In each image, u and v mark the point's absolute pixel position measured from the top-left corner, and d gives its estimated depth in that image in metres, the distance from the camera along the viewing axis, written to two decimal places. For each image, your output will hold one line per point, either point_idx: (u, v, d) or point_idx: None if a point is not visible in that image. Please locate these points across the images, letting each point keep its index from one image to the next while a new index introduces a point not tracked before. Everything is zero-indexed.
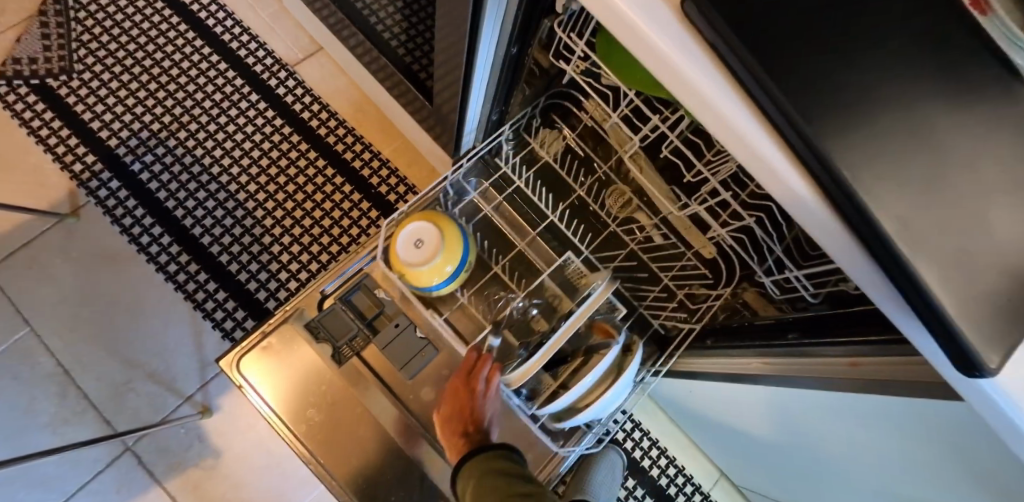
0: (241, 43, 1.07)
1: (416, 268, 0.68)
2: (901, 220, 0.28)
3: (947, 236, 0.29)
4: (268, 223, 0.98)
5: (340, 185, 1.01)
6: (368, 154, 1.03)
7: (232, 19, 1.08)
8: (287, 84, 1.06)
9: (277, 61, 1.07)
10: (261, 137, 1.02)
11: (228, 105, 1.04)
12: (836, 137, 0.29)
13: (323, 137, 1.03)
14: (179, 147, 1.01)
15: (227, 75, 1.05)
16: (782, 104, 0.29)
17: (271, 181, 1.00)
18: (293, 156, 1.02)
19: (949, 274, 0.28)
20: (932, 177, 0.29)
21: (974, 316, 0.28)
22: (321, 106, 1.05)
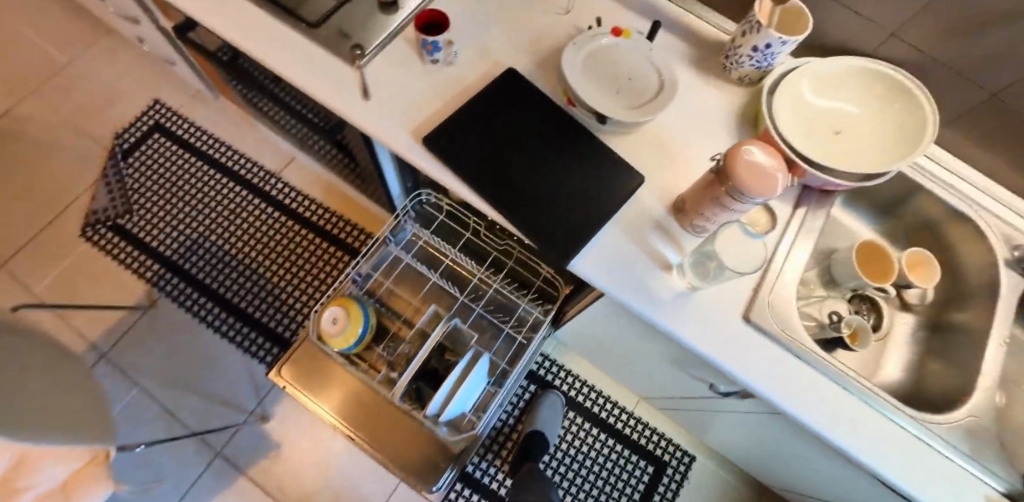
0: (240, 164, 1.53)
1: (340, 332, 1.06)
2: (526, 215, 0.71)
3: (547, 218, 0.71)
4: (282, 284, 1.41)
5: (325, 246, 1.44)
6: (341, 221, 1.47)
7: (231, 150, 1.54)
8: (276, 185, 1.50)
9: (267, 171, 1.52)
10: (266, 226, 1.46)
11: (240, 209, 1.48)
12: (495, 188, 0.72)
13: (308, 216, 1.47)
14: (213, 246, 1.45)
15: (235, 188, 1.50)
16: (472, 177, 0.72)
17: (279, 254, 1.44)
18: (290, 234, 1.45)
19: (548, 234, 0.70)
20: (540, 195, 0.72)
21: (558, 247, 0.70)
22: (303, 195, 1.49)
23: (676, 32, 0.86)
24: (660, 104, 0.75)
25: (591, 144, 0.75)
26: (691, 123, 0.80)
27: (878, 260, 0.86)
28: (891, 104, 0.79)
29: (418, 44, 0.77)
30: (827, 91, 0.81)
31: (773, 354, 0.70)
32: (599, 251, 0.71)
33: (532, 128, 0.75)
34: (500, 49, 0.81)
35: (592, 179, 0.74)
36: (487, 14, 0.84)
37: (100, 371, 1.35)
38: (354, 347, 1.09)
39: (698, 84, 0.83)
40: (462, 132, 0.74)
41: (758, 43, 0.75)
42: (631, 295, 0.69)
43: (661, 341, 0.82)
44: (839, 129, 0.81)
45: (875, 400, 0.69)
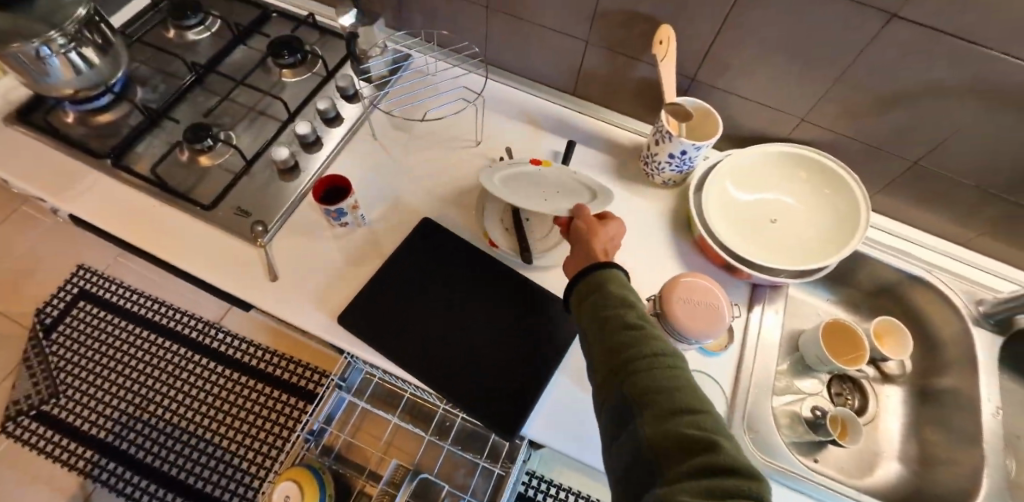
0: (176, 319, 1.43)
1: None
2: (464, 386, 0.63)
3: (486, 385, 0.64)
4: (234, 446, 1.28)
5: (277, 395, 1.33)
6: (291, 363, 1.37)
7: (166, 306, 1.45)
8: (217, 336, 1.41)
9: (205, 322, 1.43)
10: (210, 383, 1.35)
11: (179, 369, 1.37)
12: (423, 361, 0.64)
13: (255, 365, 1.37)
14: (152, 417, 1.32)
15: (173, 347, 1.40)
16: (396, 353, 0.64)
17: (226, 413, 1.31)
18: (237, 388, 1.34)
19: (489, 405, 0.62)
20: (474, 359, 0.65)
21: (503, 419, 0.62)
22: (247, 342, 1.40)
23: (592, 144, 0.84)
24: None
25: (522, 286, 0.70)
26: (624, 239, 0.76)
27: (851, 343, 0.83)
28: (819, 188, 0.77)
29: (321, 211, 0.72)
30: (753, 182, 0.79)
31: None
32: (547, 416, 0.64)
33: (456, 282, 0.70)
34: (412, 198, 0.77)
35: (529, 328, 0.68)
36: (394, 161, 0.80)
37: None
38: None
39: (623, 195, 0.80)
40: (380, 301, 0.68)
41: (673, 150, 0.73)
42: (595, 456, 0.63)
43: None
44: (775, 218, 0.78)
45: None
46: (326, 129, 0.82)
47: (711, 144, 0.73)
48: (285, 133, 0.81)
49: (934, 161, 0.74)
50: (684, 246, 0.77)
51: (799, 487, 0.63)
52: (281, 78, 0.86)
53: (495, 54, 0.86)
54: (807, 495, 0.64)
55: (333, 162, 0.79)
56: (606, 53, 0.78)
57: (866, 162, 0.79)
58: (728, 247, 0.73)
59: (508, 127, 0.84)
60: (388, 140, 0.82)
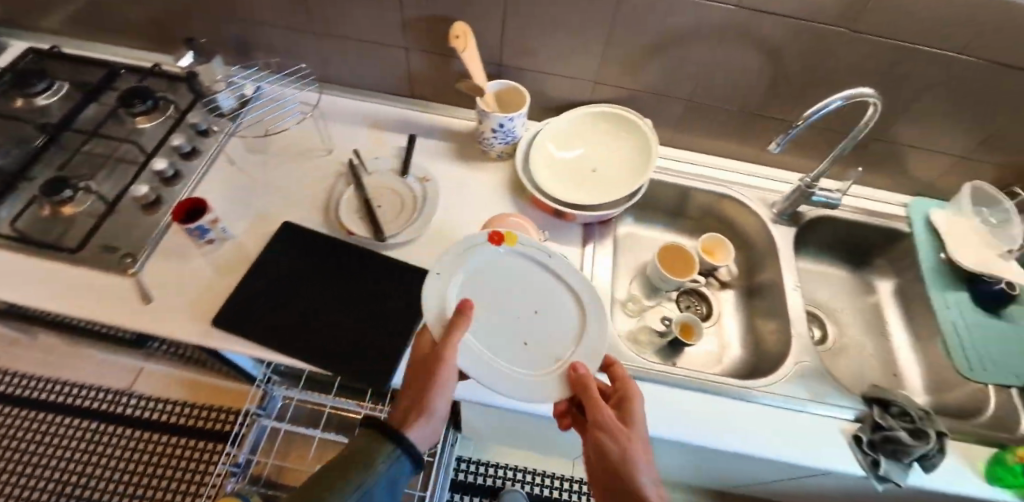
0: (84, 395, 1.39)
1: None
2: (335, 354, 0.71)
3: (355, 349, 0.71)
4: None
5: (203, 445, 1.32)
6: (214, 411, 1.37)
7: (71, 385, 1.40)
8: (131, 402, 1.38)
9: (117, 391, 1.39)
10: (129, 450, 1.32)
11: (93, 444, 1.33)
12: (296, 342, 0.72)
13: (176, 421, 1.35)
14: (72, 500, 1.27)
15: (83, 424, 1.35)
16: (271, 340, 0.72)
17: (150, 475, 1.29)
18: (159, 448, 1.32)
19: (360, 366, 0.71)
20: (343, 331, 0.73)
21: (374, 374, 0.70)
22: (164, 400, 1.38)
23: (434, 135, 0.96)
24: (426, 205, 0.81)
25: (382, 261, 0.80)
26: (470, 208, 0.87)
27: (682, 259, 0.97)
28: (622, 135, 0.92)
29: (185, 232, 0.78)
30: (571, 141, 0.93)
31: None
32: (415, 365, 0.72)
33: (320, 270, 0.78)
34: (274, 208, 0.85)
35: (390, 296, 0.76)
36: (253, 179, 0.88)
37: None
38: None
39: (466, 172, 0.91)
40: (249, 300, 0.74)
41: (493, 124, 0.86)
42: (462, 392, 0.71)
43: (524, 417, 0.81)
44: (595, 167, 0.92)
45: (711, 388, 0.75)
46: (184, 163, 0.89)
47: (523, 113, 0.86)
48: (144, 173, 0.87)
49: (703, 95, 0.91)
50: (523, 204, 0.88)
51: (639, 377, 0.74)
52: (137, 126, 0.93)
53: (335, 73, 0.97)
54: (650, 383, 0.75)
55: (196, 190, 0.86)
56: (424, 54, 0.90)
57: (658, 108, 0.95)
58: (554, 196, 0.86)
59: (357, 132, 0.94)
60: (246, 163, 0.90)
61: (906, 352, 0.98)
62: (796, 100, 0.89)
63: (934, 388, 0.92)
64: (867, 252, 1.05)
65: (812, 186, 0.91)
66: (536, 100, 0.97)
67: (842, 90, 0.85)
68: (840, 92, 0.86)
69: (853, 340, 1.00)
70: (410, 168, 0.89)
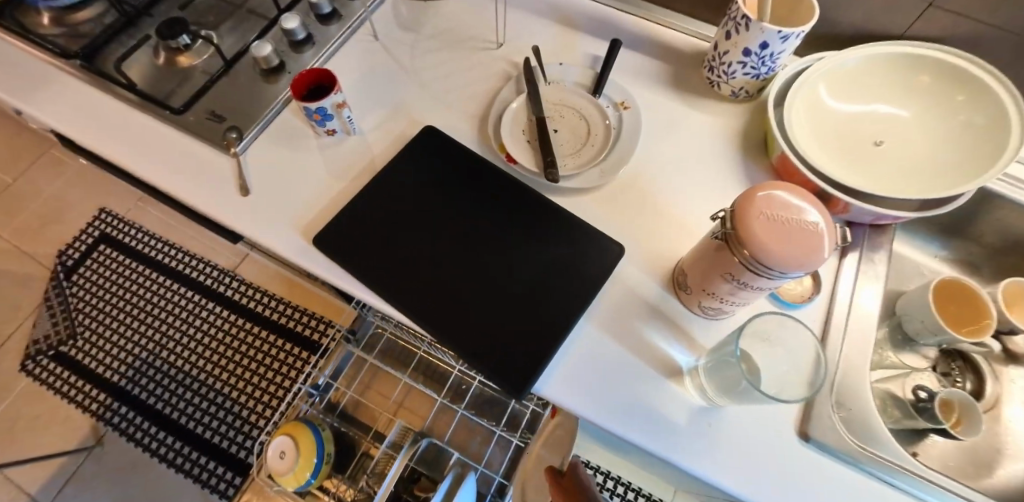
0: (192, 266, 1.38)
1: (282, 473, 0.84)
2: (463, 329, 0.49)
3: (491, 328, 0.49)
4: (243, 399, 1.23)
5: (289, 348, 1.27)
6: (304, 316, 1.29)
7: (183, 252, 1.40)
8: (232, 284, 1.35)
9: (221, 270, 1.36)
10: (221, 332, 1.29)
11: (192, 316, 1.32)
12: (410, 294, 0.51)
13: (269, 316, 1.30)
14: (165, 364, 1.28)
15: (187, 294, 1.35)
16: (377, 282, 0.51)
17: (237, 364, 1.26)
18: (248, 339, 1.28)
19: (485, 352, 0.48)
20: (475, 294, 0.51)
21: (503, 370, 0.48)
22: (261, 292, 1.33)
23: (641, 50, 0.67)
24: None
25: (546, 212, 0.55)
26: (678, 161, 0.60)
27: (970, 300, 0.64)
28: (946, 95, 0.58)
29: (304, 115, 0.59)
30: (851, 93, 0.61)
31: (850, 486, 0.46)
32: (567, 369, 0.49)
33: (463, 202, 0.56)
34: (415, 106, 0.63)
35: (551, 263, 0.53)
36: (398, 63, 0.66)
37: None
38: (306, 486, 0.87)
39: (681, 110, 0.63)
40: (367, 222, 0.55)
41: (751, 44, 0.56)
42: (622, 428, 0.47)
43: (683, 477, 0.56)
44: (881, 139, 0.60)
45: None
46: (320, 28, 0.69)
47: (804, 33, 0.54)
48: (274, 31, 0.69)
49: None
50: (758, 175, 0.59)
51: (909, 488, 0.46)
52: None
53: None
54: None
55: (326, 66, 0.66)
56: None
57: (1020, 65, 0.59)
58: (820, 173, 0.55)
59: (537, 27, 0.68)
60: (393, 42, 0.68)
61: None
62: None
63: None
64: None
65: None
66: None
67: None
68: None
69: None
70: (604, 87, 0.62)
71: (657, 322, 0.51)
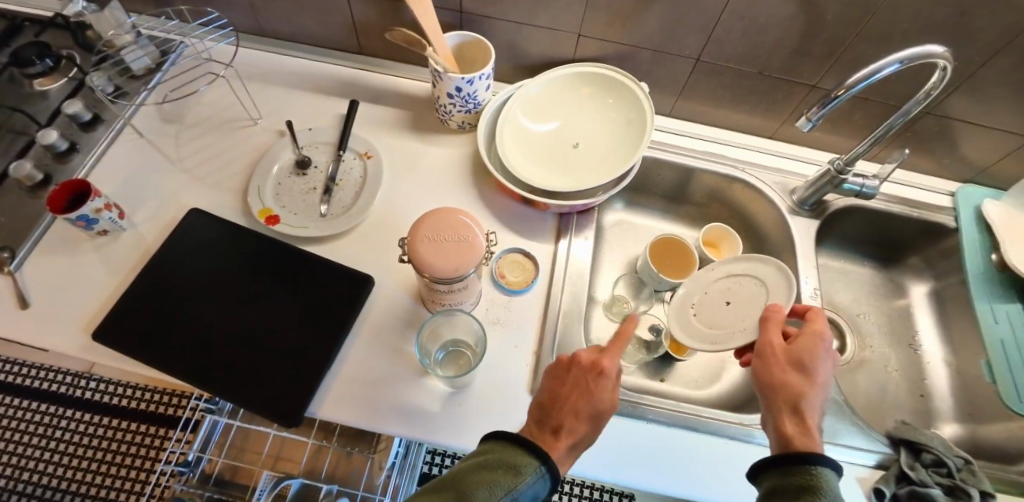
0: (15, 372, 1.25)
1: None
2: (237, 377, 0.57)
3: (263, 369, 0.58)
4: (109, 494, 1.16)
5: (148, 429, 1.21)
6: (159, 393, 1.24)
7: (2, 360, 1.26)
8: (71, 381, 1.25)
9: (54, 369, 1.26)
10: (69, 432, 1.20)
11: (28, 425, 1.21)
12: (189, 359, 0.58)
13: (120, 403, 1.23)
14: (8, 483, 1.16)
15: (17, 403, 1.22)
16: (157, 357, 0.58)
17: (94, 460, 1.18)
18: (101, 431, 1.20)
19: (260, 391, 0.57)
20: (247, 344, 0.59)
21: (275, 403, 0.56)
22: (107, 381, 1.25)
23: (382, 102, 0.78)
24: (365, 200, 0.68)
25: (303, 264, 0.64)
26: (421, 191, 0.72)
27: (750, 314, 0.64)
28: (610, 102, 0.76)
29: (70, 223, 0.65)
30: (542, 107, 0.76)
31: None
32: (336, 391, 0.59)
33: (230, 269, 0.64)
34: (182, 191, 0.70)
35: (314, 302, 0.62)
36: (162, 154, 0.73)
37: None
38: None
39: (420, 147, 0.75)
40: (143, 307, 0.61)
41: (449, 89, 0.68)
42: (390, 427, 0.57)
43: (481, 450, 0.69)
44: (578, 142, 0.76)
45: (728, 431, 0.62)
46: (82, 135, 0.74)
47: (486, 76, 0.68)
48: (35, 147, 0.73)
49: (712, 57, 0.73)
50: (486, 191, 0.73)
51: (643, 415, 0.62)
52: (35, 89, 0.79)
53: (265, 25, 0.80)
54: (659, 424, 0.62)
55: (92, 169, 0.72)
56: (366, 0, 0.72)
57: (657, 69, 0.78)
58: (522, 180, 0.70)
59: (290, 98, 0.78)
60: (158, 136, 0.75)
61: (936, 367, 0.83)
62: (832, 62, 0.70)
63: (967, 414, 0.77)
64: (904, 247, 0.87)
65: (844, 171, 0.73)
66: (507, 57, 0.79)
67: (897, 44, 0.66)
68: (898, 49, 0.66)
69: (878, 352, 0.85)
70: (348, 142, 0.73)
71: (411, 330, 0.62)
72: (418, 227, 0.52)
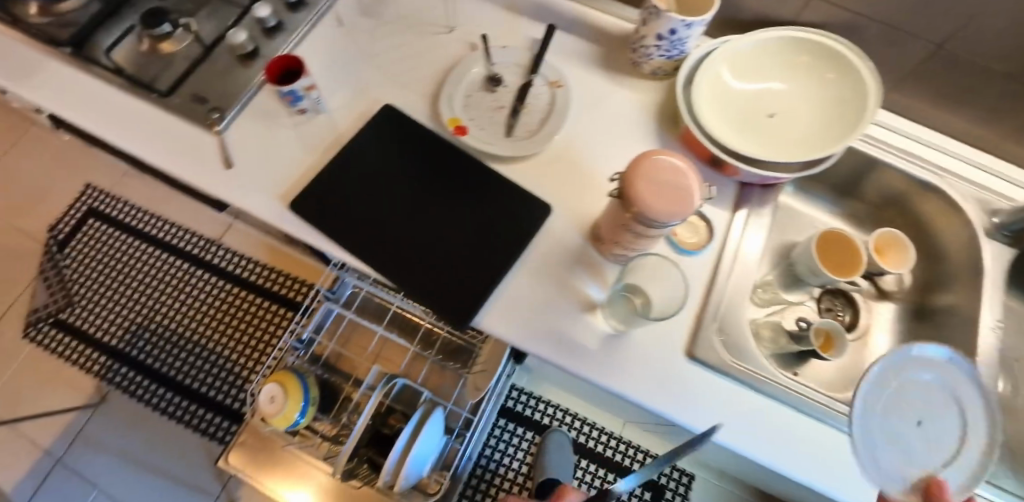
0: (177, 236, 1.46)
1: (274, 416, 0.96)
2: (417, 272, 0.60)
3: (440, 270, 0.60)
4: (234, 356, 1.33)
5: (273, 308, 1.36)
6: (287, 279, 1.39)
7: (168, 223, 1.47)
8: (218, 253, 1.43)
9: (206, 240, 1.45)
10: (209, 296, 1.39)
11: (180, 284, 1.41)
12: (375, 246, 0.61)
13: (254, 281, 1.39)
14: (159, 327, 1.38)
15: (175, 263, 1.43)
16: (347, 239, 0.61)
17: (226, 325, 1.36)
18: (236, 302, 1.38)
19: (439, 289, 0.59)
20: (428, 245, 0.62)
21: (451, 304, 0.58)
22: (246, 258, 1.42)
23: (575, 32, 0.76)
24: (551, 130, 0.67)
25: (486, 180, 0.65)
26: (603, 132, 0.70)
27: None
28: (821, 76, 0.70)
29: (278, 96, 0.68)
30: (748, 70, 0.72)
31: (743, 403, 0.60)
32: (502, 306, 0.59)
33: (417, 170, 0.65)
34: (375, 86, 0.72)
35: (492, 219, 0.63)
36: (358, 47, 0.75)
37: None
38: (297, 424, 0.99)
39: (607, 87, 0.73)
40: (336, 189, 0.64)
41: (662, 30, 0.65)
42: (550, 353, 0.58)
43: None
44: (773, 112, 0.72)
45: None
46: (288, 15, 0.77)
47: (705, 22, 0.64)
48: (247, 20, 0.77)
49: (960, 45, 0.65)
50: (667, 145, 0.71)
51: (793, 404, 0.60)
52: None
53: None
54: (807, 416, 0.60)
55: (295, 50, 0.75)
56: None
57: (884, 48, 0.70)
58: (714, 138, 0.66)
59: (484, 12, 0.77)
60: (354, 29, 0.76)
61: None
62: None
63: None
64: None
65: None
66: None
67: None
68: None
69: None
70: (539, 67, 0.71)
71: (578, 266, 0.62)
72: (635, 167, 0.51)
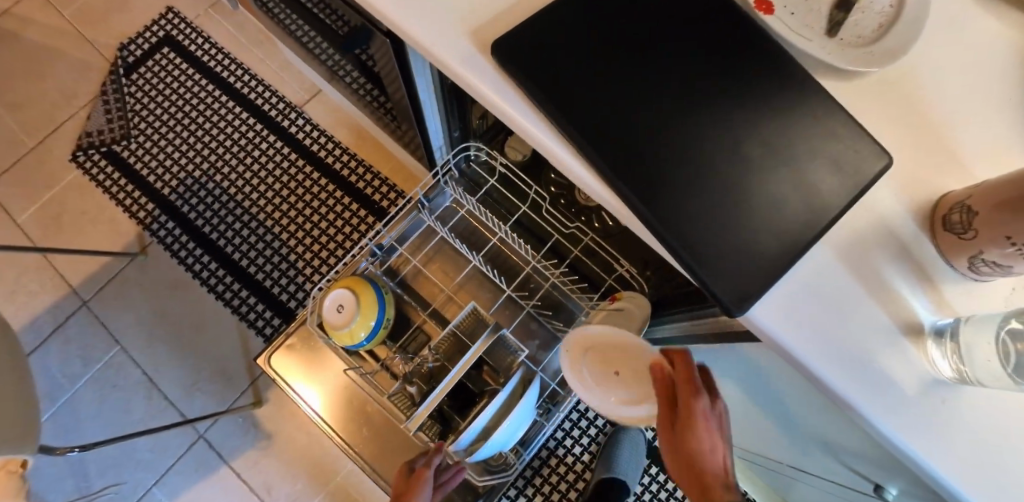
0: (256, 92, 1.26)
1: (338, 328, 0.78)
2: (670, 205, 0.38)
3: (703, 210, 0.38)
4: (293, 243, 1.17)
5: (347, 202, 1.18)
6: (369, 174, 1.20)
7: (249, 75, 1.27)
8: (298, 123, 1.23)
9: (287, 104, 1.25)
10: (279, 169, 1.21)
11: (250, 146, 1.23)
12: (610, 146, 0.39)
13: (332, 166, 1.20)
14: (217, 188, 1.21)
15: (248, 122, 1.24)
16: (568, 126, 0.40)
17: (291, 206, 1.19)
18: (308, 184, 1.20)
19: (701, 236, 0.38)
20: (687, 168, 0.39)
21: (715, 264, 0.37)
22: (326, 137, 1.22)
23: None
24: (899, 45, 0.43)
25: (788, 95, 0.41)
26: (959, 74, 0.45)
27: None
28: None
29: None
30: None
31: None
32: (784, 296, 0.39)
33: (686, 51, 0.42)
34: None
35: (790, 154, 0.40)
36: None
37: (52, 347, 1.14)
38: (360, 344, 0.82)
39: (971, 9, 0.47)
40: (559, 50, 0.41)
41: None
42: (845, 384, 0.38)
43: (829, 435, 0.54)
44: None
45: None
46: None
47: None
48: None
49: None
50: None
51: None
52: None
53: None
54: None
55: None
56: None
57: None
58: None
59: None
60: None
61: None
62: None
63: None
64: None
65: None
66: None
67: None
68: None
69: None
70: None
71: (903, 267, 0.40)
72: None
